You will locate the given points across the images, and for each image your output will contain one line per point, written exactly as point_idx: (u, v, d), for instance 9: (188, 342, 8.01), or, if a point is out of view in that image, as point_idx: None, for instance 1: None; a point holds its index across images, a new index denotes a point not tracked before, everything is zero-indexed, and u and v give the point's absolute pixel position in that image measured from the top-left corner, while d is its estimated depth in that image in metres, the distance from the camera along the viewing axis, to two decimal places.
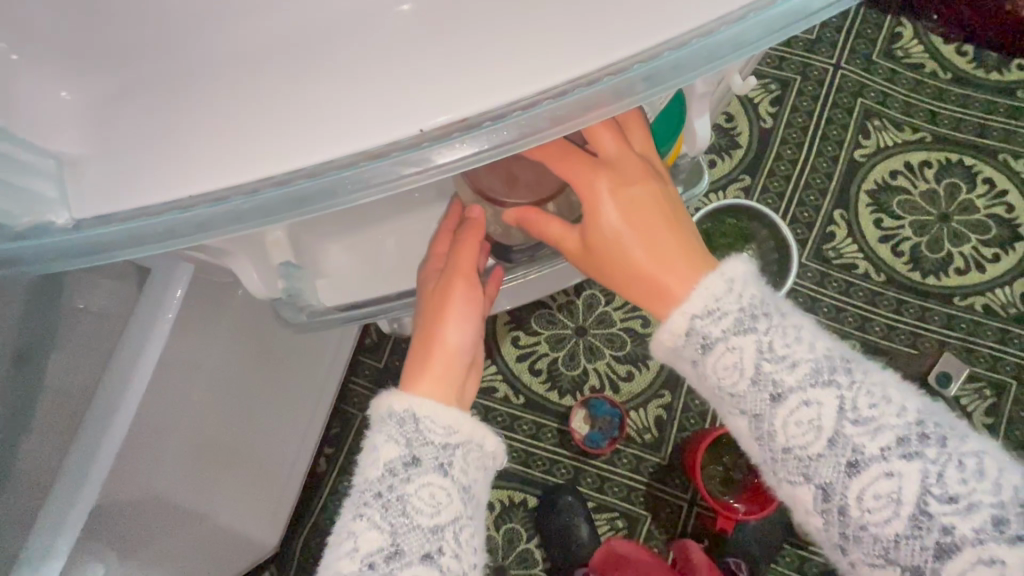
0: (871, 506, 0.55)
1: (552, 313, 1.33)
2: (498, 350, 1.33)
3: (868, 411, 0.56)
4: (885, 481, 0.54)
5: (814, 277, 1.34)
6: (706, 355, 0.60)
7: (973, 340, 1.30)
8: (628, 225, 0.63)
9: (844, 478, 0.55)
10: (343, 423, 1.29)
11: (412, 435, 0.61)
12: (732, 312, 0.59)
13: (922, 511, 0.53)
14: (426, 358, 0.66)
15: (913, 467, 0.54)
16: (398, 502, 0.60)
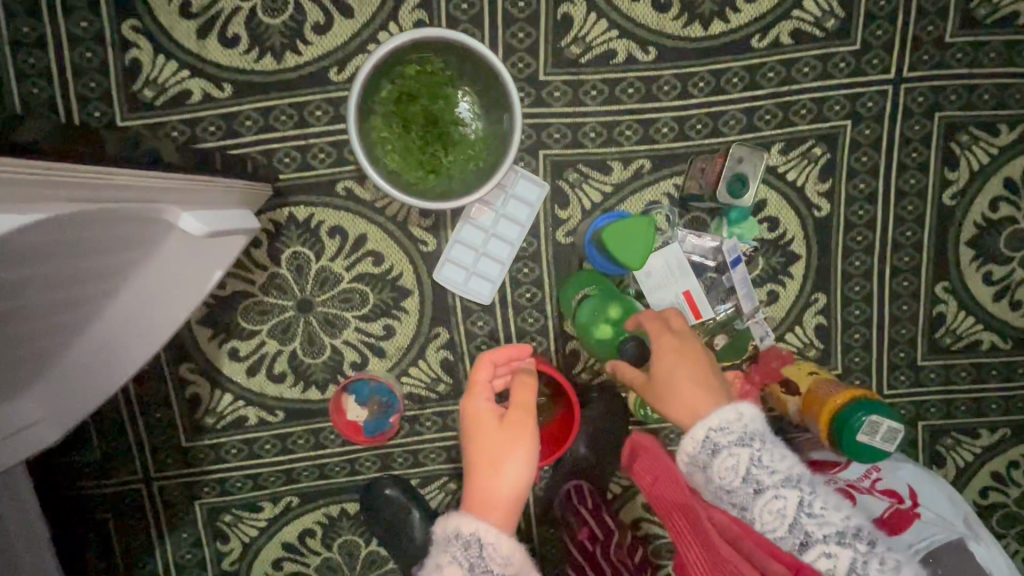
0: (724, 482, 0.67)
1: (261, 299, 0.99)
2: (221, 373, 1.01)
3: (734, 424, 0.68)
4: (727, 457, 0.67)
5: (564, 95, 0.93)
6: (712, 458, 0.68)
7: (789, 88, 0.94)
8: (675, 364, 0.75)
9: (704, 458, 0.69)
10: (100, 531, 1.05)
11: (474, 559, 0.75)
12: (734, 427, 0.68)
13: (752, 477, 0.66)
14: (483, 490, 0.79)
15: (748, 447, 0.67)
16: None
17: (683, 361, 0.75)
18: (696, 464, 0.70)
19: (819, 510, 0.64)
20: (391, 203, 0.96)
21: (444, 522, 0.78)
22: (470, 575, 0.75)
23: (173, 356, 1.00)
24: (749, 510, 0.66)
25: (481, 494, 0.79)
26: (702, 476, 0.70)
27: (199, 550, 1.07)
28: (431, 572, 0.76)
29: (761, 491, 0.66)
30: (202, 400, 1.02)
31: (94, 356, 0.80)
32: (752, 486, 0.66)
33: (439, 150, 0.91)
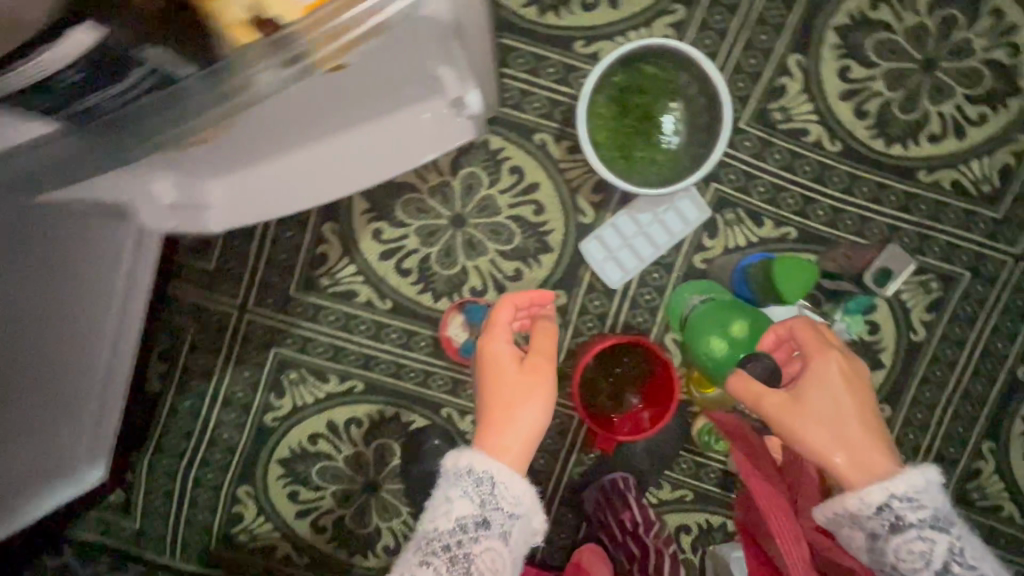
0: (897, 560, 0.73)
1: (423, 199, 1.07)
2: (356, 245, 1.07)
3: (925, 502, 0.73)
4: (917, 541, 0.72)
5: (752, 147, 1.06)
6: (896, 533, 0.73)
7: (933, 224, 1.07)
8: (837, 396, 0.78)
9: (884, 532, 0.73)
10: (174, 337, 1.08)
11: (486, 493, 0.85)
12: (929, 507, 0.73)
13: (946, 569, 0.71)
14: (498, 430, 0.88)
15: (943, 537, 0.72)
16: (473, 517, 0.84)
17: (839, 396, 0.78)
18: (869, 529, 0.74)
19: None
20: (572, 168, 1.06)
21: (455, 457, 0.87)
22: (480, 508, 0.85)
23: (322, 212, 1.07)
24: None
25: (495, 435, 0.88)
26: (866, 542, 0.75)
27: (251, 394, 1.10)
28: (442, 503, 0.86)
29: None
30: (326, 261, 1.07)
31: (292, 179, 0.89)
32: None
33: (637, 144, 1.02)
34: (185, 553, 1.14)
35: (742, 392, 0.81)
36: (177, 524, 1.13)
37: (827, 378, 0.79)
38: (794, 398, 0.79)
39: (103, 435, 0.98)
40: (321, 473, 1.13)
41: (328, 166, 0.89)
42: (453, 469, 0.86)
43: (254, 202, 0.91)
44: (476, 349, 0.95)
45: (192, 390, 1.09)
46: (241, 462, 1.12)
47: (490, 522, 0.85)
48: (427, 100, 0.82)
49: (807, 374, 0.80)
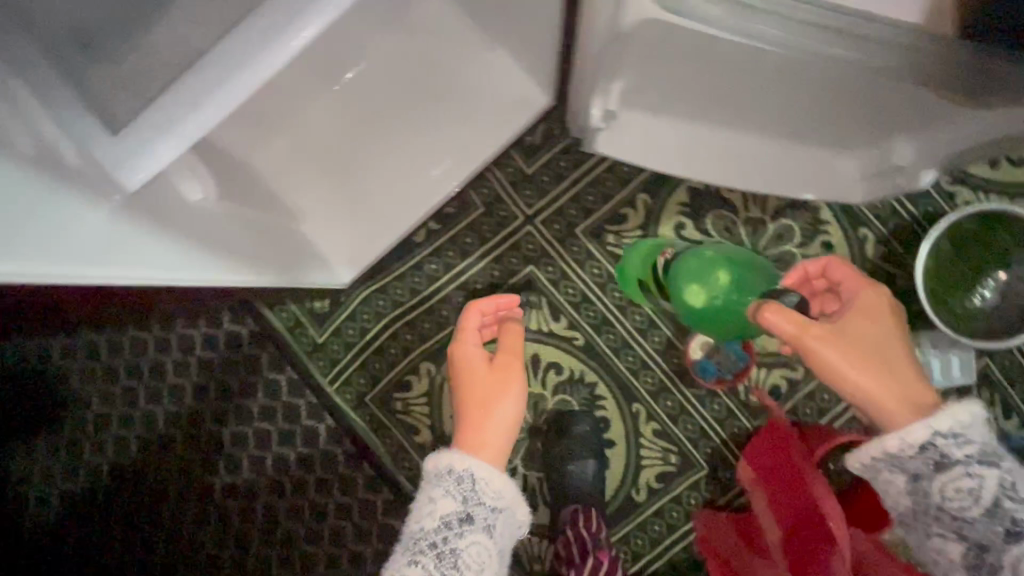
0: (941, 497, 0.63)
1: (735, 223, 1.11)
2: (656, 226, 1.12)
3: (973, 437, 0.63)
4: (965, 479, 0.61)
5: None
6: (939, 471, 0.63)
7: None
8: (863, 338, 0.71)
9: (927, 474, 0.64)
10: (460, 208, 1.13)
11: (468, 493, 0.87)
12: (977, 442, 0.63)
13: (1003, 511, 0.59)
14: (477, 427, 0.90)
15: (994, 471, 0.61)
16: (470, 505, 0.86)
17: (887, 330, 0.71)
18: (914, 471, 0.65)
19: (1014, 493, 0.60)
20: (875, 274, 1.10)
21: (433, 462, 0.88)
22: (464, 504, 0.86)
23: (645, 182, 1.12)
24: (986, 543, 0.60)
25: (473, 430, 0.90)
26: (909, 484, 0.66)
27: (488, 291, 1.14)
28: (426, 502, 0.87)
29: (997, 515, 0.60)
30: (623, 223, 1.12)
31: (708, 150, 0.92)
32: (997, 518, 0.60)
33: (952, 290, 1.05)
34: (341, 388, 1.16)
35: (785, 331, 0.70)
36: (354, 360, 1.16)
37: (868, 306, 0.73)
38: (824, 326, 0.71)
39: (372, 241, 1.06)
40: None
41: (741, 159, 0.93)
42: (432, 470, 0.88)
43: (660, 149, 0.94)
44: (450, 351, 0.99)
45: (443, 258, 1.14)
46: (441, 342, 1.15)
47: (475, 518, 0.86)
48: (850, 155, 0.91)
49: (853, 304, 0.73)
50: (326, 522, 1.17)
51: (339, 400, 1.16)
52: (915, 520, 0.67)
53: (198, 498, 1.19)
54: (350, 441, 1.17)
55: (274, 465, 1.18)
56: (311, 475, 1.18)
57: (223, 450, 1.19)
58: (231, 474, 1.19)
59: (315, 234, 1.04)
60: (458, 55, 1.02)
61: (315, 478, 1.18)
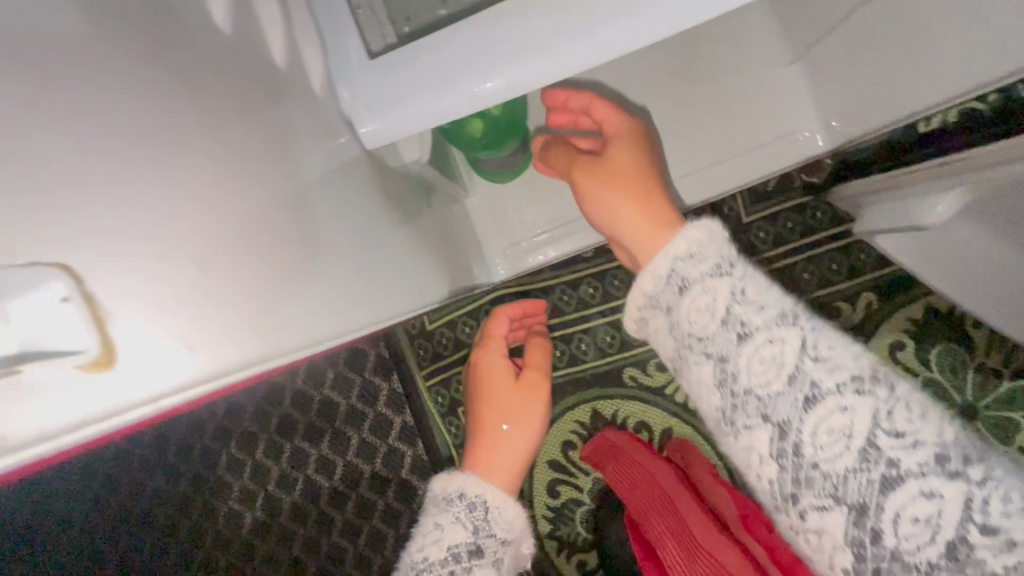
0: (696, 329, 0.45)
1: (967, 366, 0.90)
2: (869, 336, 0.91)
3: (710, 253, 0.47)
4: (838, 416, 0.37)
5: None
6: (738, 347, 0.42)
7: None
8: (632, 170, 0.62)
9: (731, 351, 0.42)
10: None
11: (478, 523, 0.65)
12: (709, 263, 0.46)
13: (732, 316, 0.43)
14: (491, 447, 0.74)
15: (726, 280, 0.45)
16: (483, 527, 0.65)
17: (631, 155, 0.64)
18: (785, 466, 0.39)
19: (902, 422, 0.36)
20: None
21: (443, 483, 0.69)
22: (475, 534, 0.64)
23: (878, 282, 0.90)
24: (789, 424, 0.38)
25: (488, 448, 0.74)
26: (670, 325, 0.49)
27: (642, 340, 0.94)
28: (429, 528, 0.63)
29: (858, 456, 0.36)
30: (834, 319, 0.91)
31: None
32: (796, 386, 0.39)
33: None
34: (435, 388, 0.99)
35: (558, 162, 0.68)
36: (460, 361, 0.97)
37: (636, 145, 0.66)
38: (594, 161, 0.64)
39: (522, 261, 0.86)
40: None
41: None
42: (441, 495, 0.68)
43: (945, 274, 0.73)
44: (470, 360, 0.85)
45: (604, 284, 0.94)
46: (566, 377, 0.96)
47: (486, 553, 0.64)
48: None
49: (613, 141, 0.65)
50: (365, 522, 1.01)
51: (428, 400, 0.99)
52: (680, 363, 0.49)
53: (235, 446, 1.04)
54: (426, 447, 1.00)
55: (330, 440, 1.02)
56: (366, 465, 1.01)
57: (282, 404, 1.03)
58: (280, 434, 1.03)
59: (475, 209, 0.85)
60: (738, 57, 0.80)
61: (371, 470, 1.01)
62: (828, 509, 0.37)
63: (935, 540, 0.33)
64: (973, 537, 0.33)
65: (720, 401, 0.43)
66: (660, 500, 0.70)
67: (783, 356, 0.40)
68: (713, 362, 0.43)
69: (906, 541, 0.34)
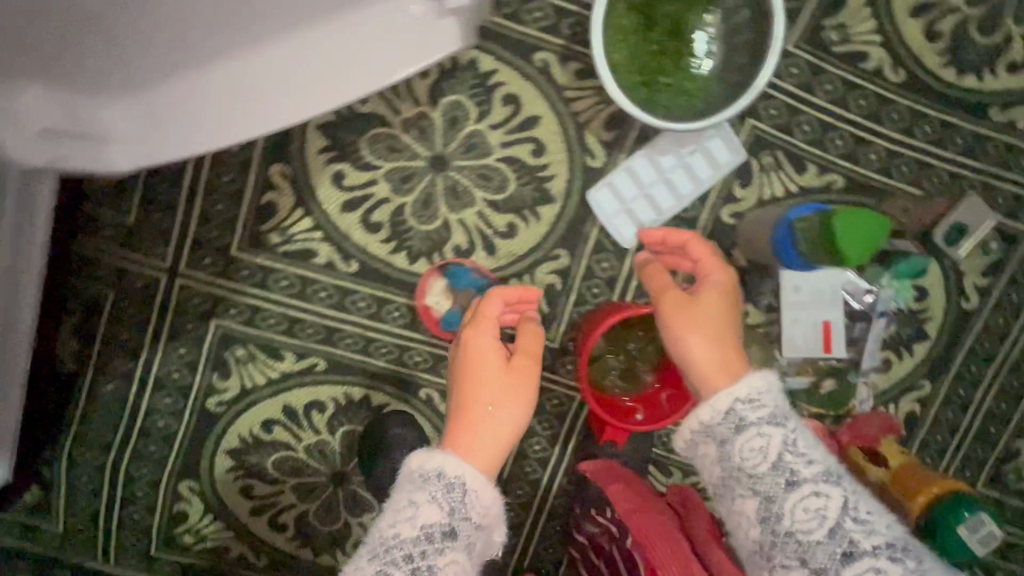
0: (749, 464, 0.66)
1: (396, 134, 0.85)
2: (312, 193, 0.86)
3: (765, 401, 0.67)
4: (813, 498, 0.63)
5: (800, 75, 0.87)
6: (736, 434, 0.67)
7: (1001, 172, 0.91)
8: (695, 328, 0.72)
9: (780, 493, 0.65)
10: (87, 308, 0.87)
11: (454, 505, 0.71)
12: (769, 406, 0.67)
13: (783, 463, 0.65)
14: (469, 425, 0.76)
15: (778, 430, 0.66)
16: (461, 494, 0.72)
17: (733, 310, 0.75)
18: (765, 490, 0.65)
19: (863, 516, 0.63)
20: (582, 100, 0.85)
21: (421, 459, 0.74)
22: (448, 517, 0.70)
23: (268, 151, 0.85)
24: (774, 498, 0.65)
25: (468, 428, 0.76)
26: (717, 454, 0.68)
27: (189, 375, 0.91)
28: (404, 507, 0.71)
29: (831, 527, 0.63)
30: (276, 212, 0.87)
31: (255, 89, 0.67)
32: (836, 539, 0.62)
33: (664, 67, 0.81)
34: (120, 559, 0.96)
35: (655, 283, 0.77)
36: (107, 526, 0.95)
37: (723, 286, 0.75)
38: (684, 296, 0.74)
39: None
40: (279, 465, 0.96)
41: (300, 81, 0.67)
42: (417, 472, 0.73)
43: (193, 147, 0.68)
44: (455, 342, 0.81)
45: (115, 371, 0.90)
46: (180, 455, 0.94)
47: (460, 534, 0.70)
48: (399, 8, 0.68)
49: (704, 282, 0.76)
50: None
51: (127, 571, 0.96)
52: (721, 489, 0.69)
53: None
54: None
55: None
56: None
57: None
58: None
59: None
60: None
61: None
62: (793, 565, 0.63)
63: None
64: None
65: (760, 534, 0.66)
66: (661, 533, 0.78)
67: (826, 510, 0.63)
68: (762, 499, 0.65)
69: None
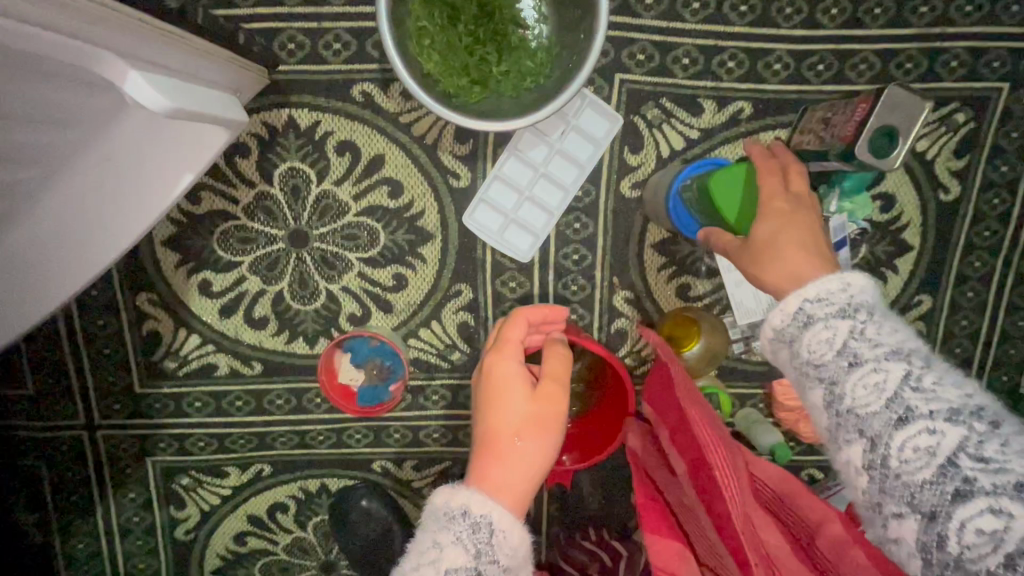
0: (810, 356, 0.50)
1: (244, 223, 0.78)
2: (188, 309, 0.82)
3: (839, 298, 0.51)
4: (874, 373, 0.46)
5: (657, 4, 0.73)
6: (802, 330, 0.52)
7: (941, 28, 0.74)
8: (784, 246, 0.58)
9: (838, 375, 0.48)
10: (29, 481, 0.88)
11: (483, 546, 0.56)
12: (838, 302, 0.51)
13: (846, 344, 0.49)
14: (498, 460, 0.61)
15: (845, 317, 0.50)
16: (487, 530, 0.56)
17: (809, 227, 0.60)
18: (824, 376, 0.49)
19: (934, 386, 0.45)
20: (420, 121, 0.76)
21: (446, 494, 0.59)
22: (477, 562, 0.55)
23: (130, 281, 0.81)
24: (835, 381, 0.48)
25: (497, 463, 0.60)
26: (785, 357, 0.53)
27: (147, 514, 0.90)
28: (429, 550, 0.56)
29: (891, 398, 0.45)
30: (163, 339, 0.83)
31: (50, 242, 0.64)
32: (895, 409, 0.45)
33: (490, 56, 0.69)
34: None
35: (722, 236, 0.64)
36: None
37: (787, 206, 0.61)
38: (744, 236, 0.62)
39: None
40: (265, 571, 0.94)
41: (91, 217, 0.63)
42: (442, 511, 0.58)
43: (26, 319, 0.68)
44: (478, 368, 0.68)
45: (80, 532, 0.90)
46: None
47: None
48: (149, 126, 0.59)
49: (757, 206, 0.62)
50: None
51: None
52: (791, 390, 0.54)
53: None
54: None
55: None
56: None
57: None
58: None
59: None
60: None
61: None
62: (853, 443, 0.46)
63: (935, 464, 0.42)
64: (986, 480, 0.40)
65: (826, 420, 0.49)
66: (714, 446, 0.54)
67: (886, 381, 0.46)
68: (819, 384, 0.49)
69: (909, 467, 0.43)
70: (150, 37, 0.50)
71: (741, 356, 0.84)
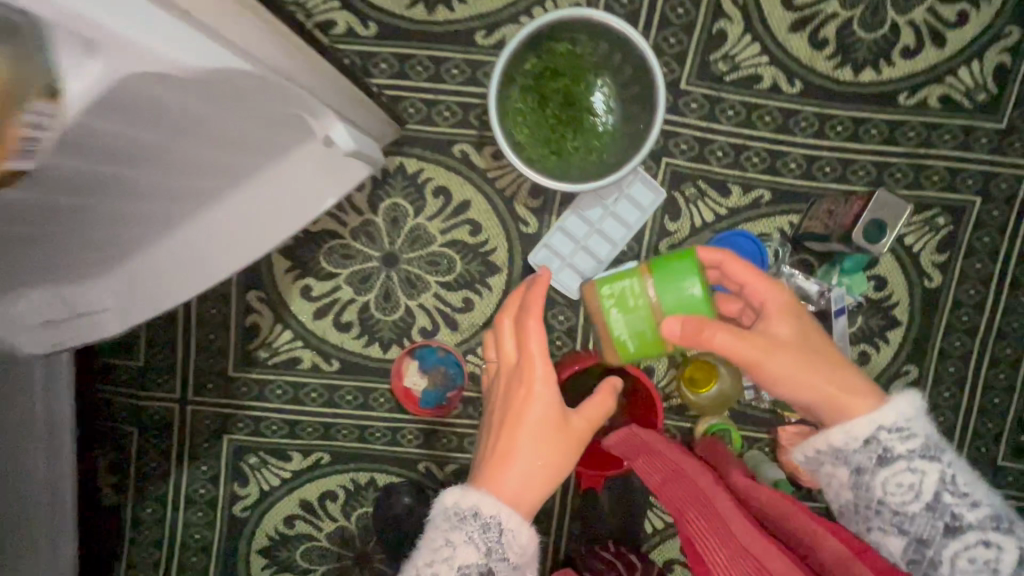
0: (898, 503, 0.62)
1: (348, 243, 0.96)
2: (288, 309, 0.97)
3: (914, 429, 0.63)
4: (979, 544, 0.58)
5: (700, 108, 0.93)
6: (879, 466, 0.63)
7: (926, 150, 0.92)
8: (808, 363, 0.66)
9: (934, 535, 0.60)
10: (117, 444, 1.00)
11: (491, 544, 0.63)
12: (920, 435, 0.62)
13: (938, 501, 0.60)
14: (507, 469, 0.67)
15: (935, 466, 0.61)
16: (494, 530, 0.64)
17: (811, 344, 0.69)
18: (915, 532, 0.61)
19: None
20: (503, 177, 0.94)
21: (455, 495, 0.66)
22: (486, 558, 0.63)
23: (244, 280, 0.97)
24: (929, 538, 0.60)
25: (507, 472, 0.67)
26: (851, 479, 0.65)
27: (213, 487, 1.01)
28: (441, 546, 0.64)
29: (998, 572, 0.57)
30: (261, 331, 0.98)
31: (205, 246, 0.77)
32: None
33: (567, 133, 0.89)
34: None
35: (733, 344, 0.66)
36: None
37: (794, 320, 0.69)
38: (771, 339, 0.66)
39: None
40: (305, 556, 1.03)
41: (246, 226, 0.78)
42: (453, 511, 0.65)
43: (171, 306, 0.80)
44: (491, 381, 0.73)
45: (151, 498, 1.01)
46: (218, 560, 1.03)
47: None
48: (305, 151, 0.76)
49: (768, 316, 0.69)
50: None
51: None
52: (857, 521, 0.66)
53: None
54: None
55: None
56: None
57: None
58: None
59: None
60: None
61: None
62: None
63: None
64: None
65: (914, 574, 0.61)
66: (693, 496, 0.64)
67: (994, 557, 0.57)
68: (911, 540, 0.61)
69: None
70: (327, 82, 0.67)
71: (752, 402, 0.97)
